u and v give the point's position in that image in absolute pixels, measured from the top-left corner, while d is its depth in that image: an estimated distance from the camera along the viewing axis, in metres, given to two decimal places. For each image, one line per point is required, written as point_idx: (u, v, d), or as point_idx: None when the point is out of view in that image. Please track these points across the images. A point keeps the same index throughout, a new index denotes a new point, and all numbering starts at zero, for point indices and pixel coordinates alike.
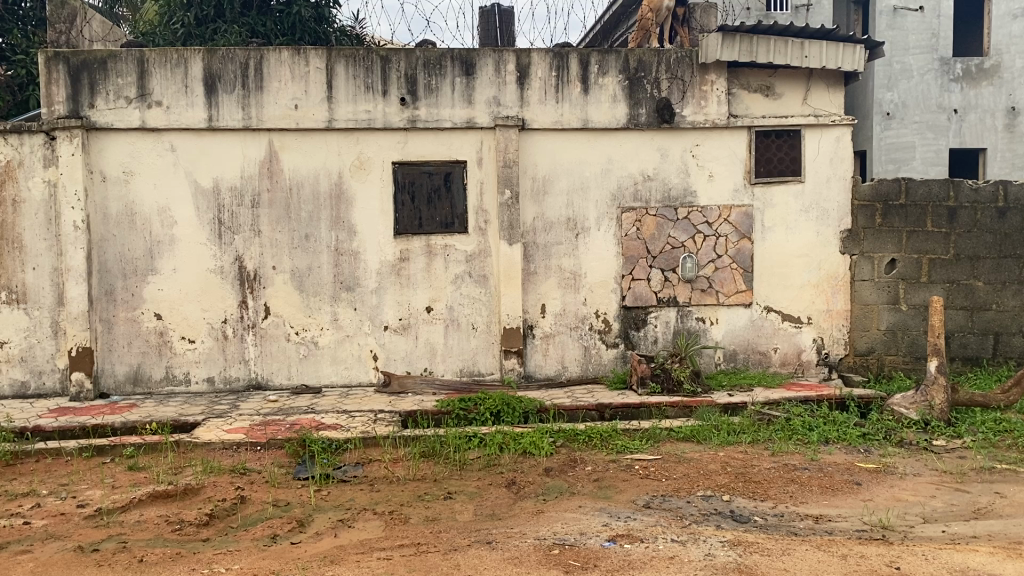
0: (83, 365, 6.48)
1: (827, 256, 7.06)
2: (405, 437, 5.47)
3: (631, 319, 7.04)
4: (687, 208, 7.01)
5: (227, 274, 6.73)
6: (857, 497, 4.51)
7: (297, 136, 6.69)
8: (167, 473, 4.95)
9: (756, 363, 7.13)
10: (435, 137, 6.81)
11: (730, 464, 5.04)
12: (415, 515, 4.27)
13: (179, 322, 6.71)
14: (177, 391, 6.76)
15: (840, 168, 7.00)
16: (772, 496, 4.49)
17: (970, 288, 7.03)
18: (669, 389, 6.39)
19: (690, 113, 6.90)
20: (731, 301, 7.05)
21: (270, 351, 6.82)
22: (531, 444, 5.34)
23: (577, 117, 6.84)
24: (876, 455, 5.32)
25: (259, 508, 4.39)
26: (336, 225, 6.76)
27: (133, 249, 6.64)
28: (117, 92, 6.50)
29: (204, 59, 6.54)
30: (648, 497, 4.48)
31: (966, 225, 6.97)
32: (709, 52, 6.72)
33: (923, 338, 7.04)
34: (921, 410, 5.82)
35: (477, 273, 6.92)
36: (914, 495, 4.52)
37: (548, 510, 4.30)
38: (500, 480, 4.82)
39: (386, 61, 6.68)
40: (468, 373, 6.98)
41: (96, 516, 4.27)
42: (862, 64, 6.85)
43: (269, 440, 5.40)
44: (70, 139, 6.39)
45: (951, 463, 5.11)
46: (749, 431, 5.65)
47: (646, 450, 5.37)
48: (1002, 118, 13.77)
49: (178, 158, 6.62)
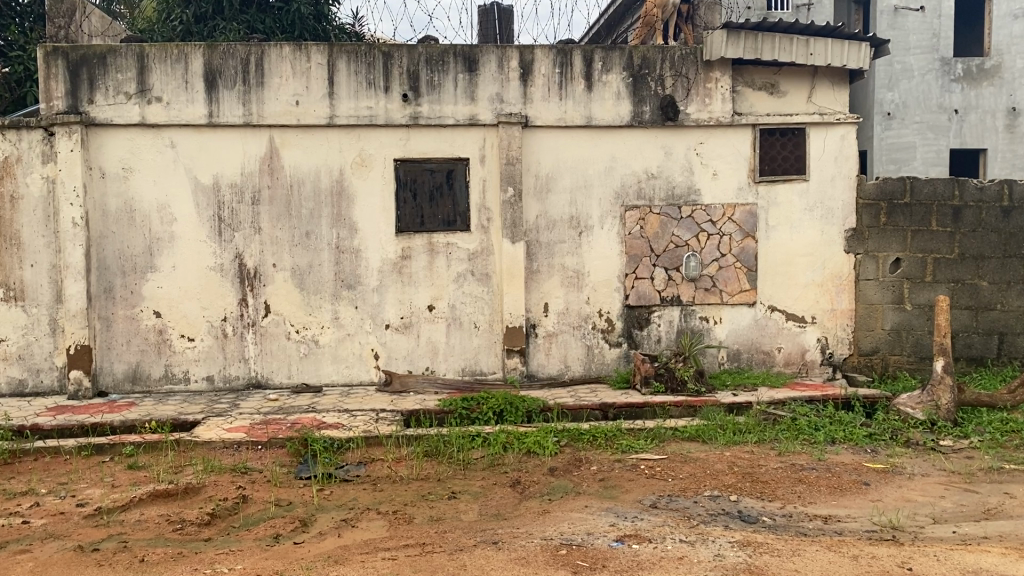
0: (80, 363, 6.41)
1: (831, 255, 7.02)
2: (407, 437, 5.41)
3: (634, 318, 6.99)
4: (691, 207, 6.96)
5: (227, 272, 6.67)
6: (865, 497, 4.46)
7: (298, 133, 6.64)
8: (167, 472, 4.88)
9: (760, 363, 7.08)
10: (437, 135, 6.76)
11: (737, 464, 4.98)
12: (419, 514, 4.22)
13: (178, 319, 6.65)
14: (176, 390, 6.69)
15: (844, 166, 6.96)
16: (780, 497, 4.44)
17: (975, 288, 6.99)
18: (673, 389, 6.34)
19: (694, 111, 6.85)
20: (734, 300, 7.00)
21: (270, 350, 6.75)
22: (535, 443, 5.28)
23: (581, 114, 6.79)
24: (884, 455, 5.27)
25: (261, 508, 4.33)
26: (337, 223, 6.71)
27: (132, 247, 6.58)
28: (116, 88, 6.43)
29: (205, 54, 6.47)
30: (655, 498, 4.43)
31: (971, 225, 6.93)
32: (713, 49, 6.68)
33: (927, 338, 7.00)
34: (927, 410, 5.78)
35: (479, 272, 6.86)
36: (923, 496, 4.47)
37: (554, 510, 4.25)
38: (504, 479, 4.77)
39: (388, 57, 6.63)
40: (470, 372, 6.93)
41: (96, 515, 4.21)
42: (867, 62, 6.82)
43: (270, 439, 5.33)
44: (69, 135, 6.33)
45: (958, 463, 5.06)
46: (754, 431, 5.60)
47: (651, 450, 5.32)
48: (1003, 119, 13.76)
49: (178, 154, 6.56)
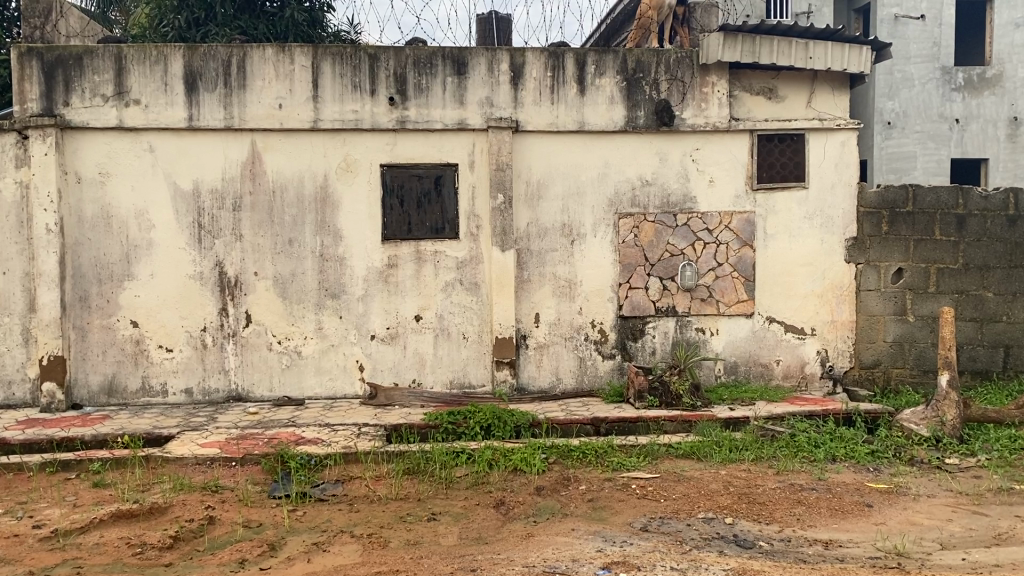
0: (53, 375, 6.18)
1: (832, 264, 6.80)
2: (389, 453, 5.19)
3: (628, 329, 6.77)
4: (687, 214, 6.75)
5: (207, 280, 6.45)
6: (868, 520, 4.22)
7: (281, 137, 6.43)
8: (134, 490, 4.65)
9: (758, 376, 6.85)
10: (425, 139, 6.55)
11: (733, 484, 4.73)
12: (395, 538, 3.98)
13: (156, 329, 6.43)
14: (153, 402, 6.46)
15: (845, 173, 6.75)
16: (778, 519, 4.20)
17: (979, 299, 6.77)
18: (668, 403, 6.11)
19: (690, 116, 6.66)
20: (732, 310, 6.78)
21: (251, 361, 6.53)
22: (522, 460, 5.05)
23: (573, 119, 6.59)
24: (887, 473, 5.04)
25: (229, 530, 4.09)
26: (321, 230, 6.49)
27: (109, 254, 6.36)
28: (92, 90, 6.24)
29: (185, 56, 6.28)
30: (646, 520, 4.19)
31: (976, 234, 6.72)
32: (710, 52, 6.49)
33: (930, 351, 6.78)
34: (931, 426, 5.53)
35: (468, 281, 6.64)
36: (929, 519, 4.23)
37: (539, 534, 4.01)
38: (488, 500, 4.53)
39: (374, 59, 6.43)
40: (458, 385, 6.69)
41: (52, 538, 3.98)
42: (868, 66, 6.62)
43: (245, 456, 5.10)
44: (43, 138, 6.12)
45: (967, 484, 4.82)
46: (752, 448, 5.36)
47: (644, 468, 5.09)
48: (1005, 128, 13.58)
49: (157, 159, 6.35)
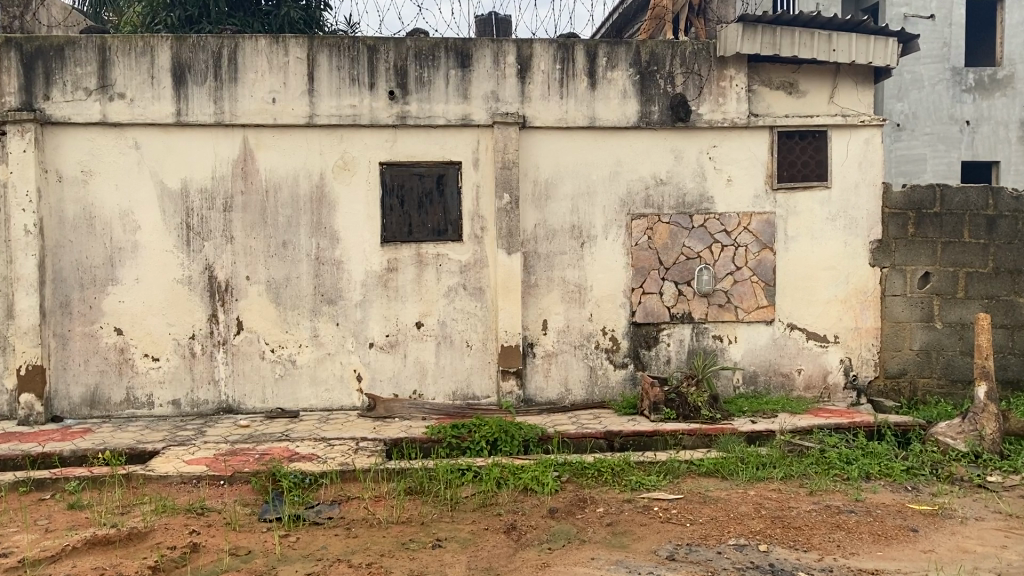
0: (32, 386, 5.79)
1: (855, 268, 6.45)
2: (389, 470, 4.82)
3: (641, 337, 6.41)
4: (703, 215, 6.40)
5: (195, 285, 6.08)
6: (915, 547, 3.85)
7: (274, 133, 6.08)
8: (113, 513, 4.27)
9: (778, 386, 6.49)
10: (428, 136, 6.20)
11: (763, 506, 4.36)
12: (397, 568, 3.60)
13: (142, 337, 6.06)
14: (138, 415, 6.08)
15: (869, 173, 6.41)
16: (817, 546, 3.83)
17: (1011, 304, 6.41)
18: (685, 416, 5.75)
19: (707, 111, 6.31)
20: (750, 317, 6.42)
21: (243, 370, 6.15)
22: (533, 479, 4.69)
23: (583, 115, 6.24)
24: (927, 493, 4.67)
25: (214, 559, 3.72)
26: (316, 232, 6.13)
27: (92, 256, 5.99)
28: (74, 83, 5.88)
29: (173, 47, 5.92)
30: (672, 548, 3.82)
31: (1007, 237, 6.36)
32: (728, 44, 6.15)
33: (959, 359, 6.41)
34: (970, 441, 5.17)
35: (472, 286, 6.28)
36: (982, 545, 3.87)
37: (555, 564, 3.64)
38: (497, 524, 4.16)
39: (374, 51, 6.08)
40: (461, 396, 6.32)
41: (19, 568, 3.59)
42: (894, 59, 6.27)
43: (234, 474, 4.73)
44: (22, 134, 5.76)
45: (1016, 505, 4.45)
46: (780, 465, 5.00)
47: (664, 487, 4.72)
48: (1016, 130, 13.32)
49: (143, 156, 5.99)
